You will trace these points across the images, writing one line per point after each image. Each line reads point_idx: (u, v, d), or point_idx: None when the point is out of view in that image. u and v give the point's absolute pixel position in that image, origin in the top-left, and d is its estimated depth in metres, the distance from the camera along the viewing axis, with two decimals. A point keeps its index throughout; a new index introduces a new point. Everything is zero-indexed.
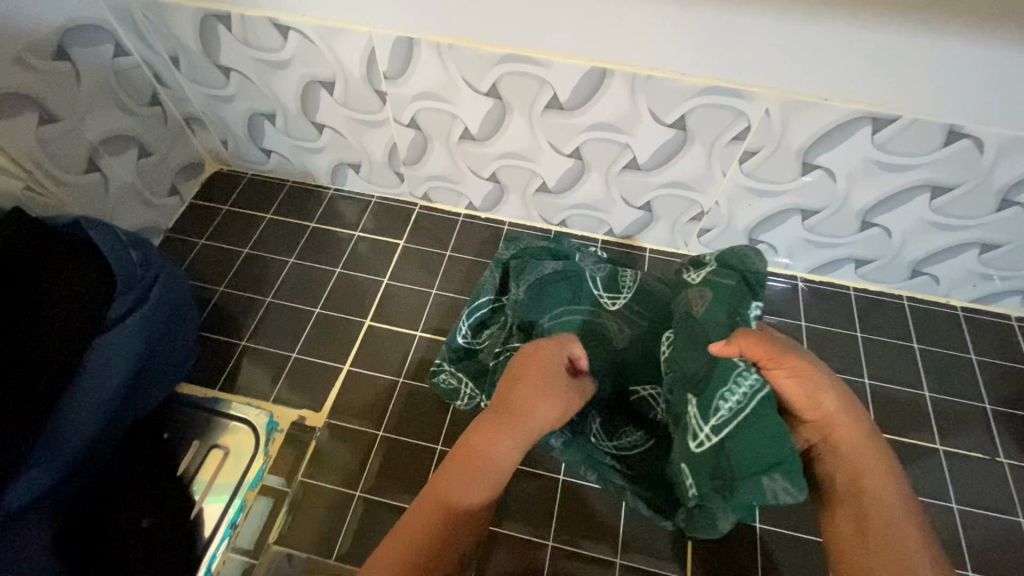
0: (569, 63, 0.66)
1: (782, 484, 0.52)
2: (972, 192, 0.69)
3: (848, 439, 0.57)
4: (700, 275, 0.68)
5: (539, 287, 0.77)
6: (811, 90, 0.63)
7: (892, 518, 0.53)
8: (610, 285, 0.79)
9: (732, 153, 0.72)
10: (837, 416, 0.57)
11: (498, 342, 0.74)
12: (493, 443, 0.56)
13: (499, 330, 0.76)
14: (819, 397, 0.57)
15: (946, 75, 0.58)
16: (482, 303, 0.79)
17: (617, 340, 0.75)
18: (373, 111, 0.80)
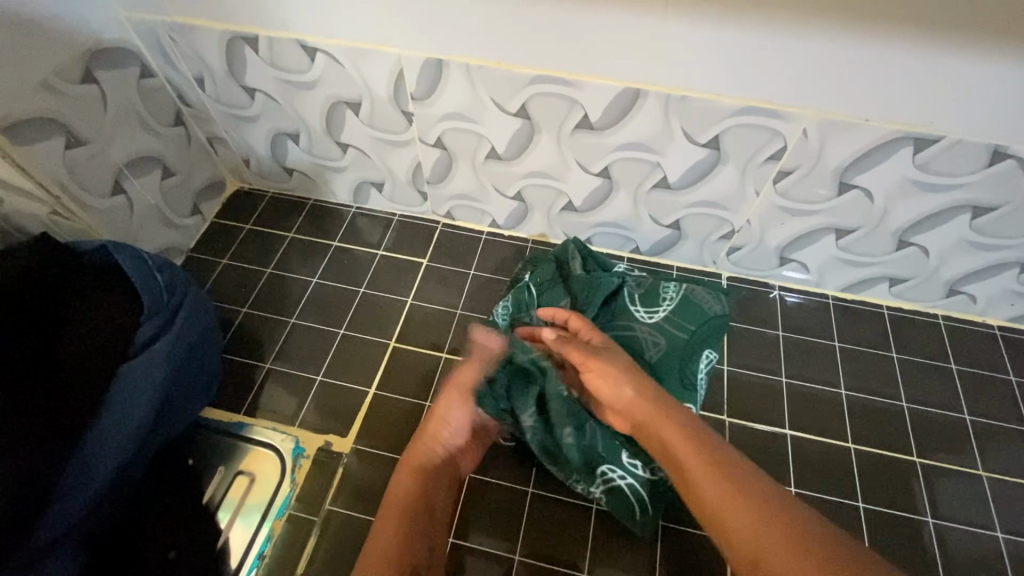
0: (602, 84, 0.66)
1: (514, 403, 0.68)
2: (1015, 213, 0.67)
3: (641, 414, 0.59)
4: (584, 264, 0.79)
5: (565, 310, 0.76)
6: (851, 111, 0.62)
7: (713, 489, 0.50)
8: (649, 299, 0.76)
9: (766, 173, 0.70)
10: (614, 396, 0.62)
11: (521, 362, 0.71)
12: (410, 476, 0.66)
13: None
14: (614, 390, 0.62)
15: (994, 97, 0.57)
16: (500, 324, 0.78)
17: (651, 353, 0.72)
18: (398, 131, 0.80)
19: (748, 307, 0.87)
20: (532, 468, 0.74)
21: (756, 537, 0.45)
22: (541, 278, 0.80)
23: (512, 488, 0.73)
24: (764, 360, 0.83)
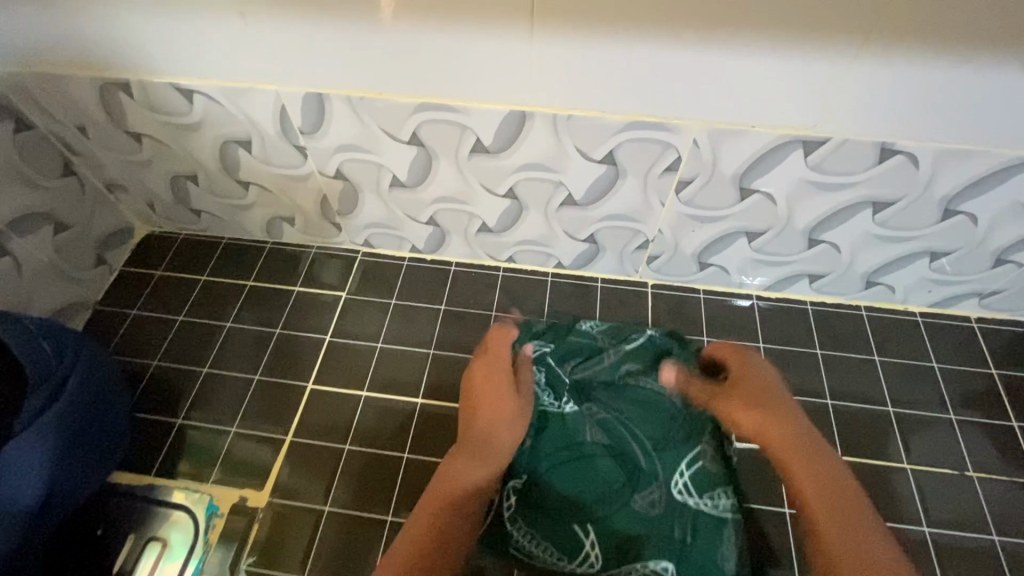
0: (487, 109, 0.64)
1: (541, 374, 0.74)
2: (913, 205, 0.67)
3: (774, 441, 0.64)
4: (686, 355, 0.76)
5: (639, 402, 0.72)
6: (735, 119, 0.61)
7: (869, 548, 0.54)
8: (701, 485, 0.67)
9: (667, 184, 0.69)
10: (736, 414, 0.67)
11: (584, 364, 0.75)
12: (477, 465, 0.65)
13: (585, 367, 0.75)
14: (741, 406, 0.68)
15: (873, 97, 0.56)
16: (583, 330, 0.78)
17: (641, 504, 0.66)
18: (296, 165, 0.77)
19: (674, 314, 0.86)
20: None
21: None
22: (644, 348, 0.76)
23: None
24: None
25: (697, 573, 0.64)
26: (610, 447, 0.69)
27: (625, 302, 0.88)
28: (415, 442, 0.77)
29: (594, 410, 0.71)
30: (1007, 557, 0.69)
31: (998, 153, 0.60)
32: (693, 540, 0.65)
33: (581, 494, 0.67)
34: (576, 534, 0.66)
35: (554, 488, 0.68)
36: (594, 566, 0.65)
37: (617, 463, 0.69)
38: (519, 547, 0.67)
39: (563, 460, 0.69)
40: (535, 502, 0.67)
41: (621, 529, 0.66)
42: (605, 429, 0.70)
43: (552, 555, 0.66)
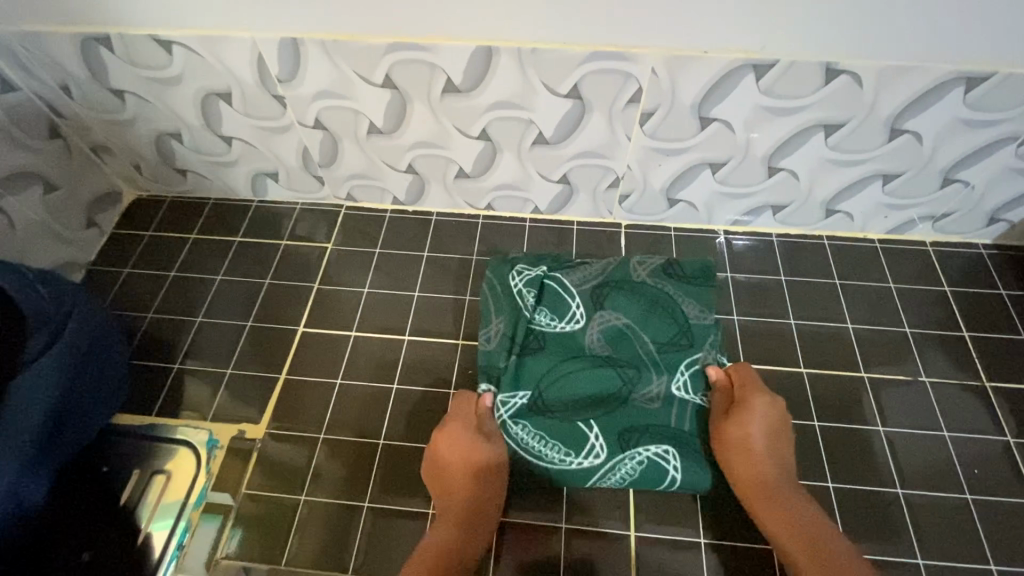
0: (454, 45, 0.67)
1: (555, 288, 0.81)
2: (862, 125, 0.71)
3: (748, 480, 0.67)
4: (687, 288, 0.81)
5: (648, 306, 0.79)
6: (689, 45, 0.65)
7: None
8: (701, 384, 0.75)
9: (631, 116, 0.73)
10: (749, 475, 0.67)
11: (595, 281, 0.82)
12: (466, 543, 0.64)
13: (595, 281, 0.82)
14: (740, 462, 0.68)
15: (812, 16, 0.60)
16: (597, 268, 0.83)
17: (641, 397, 0.74)
18: (275, 117, 0.79)
19: (648, 249, 0.90)
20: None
21: None
22: (653, 272, 0.82)
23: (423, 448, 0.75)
24: None
25: (694, 457, 0.70)
26: (612, 353, 0.76)
27: (600, 241, 0.91)
28: (403, 377, 0.81)
29: (600, 317, 0.79)
30: (957, 451, 0.73)
31: (934, 68, 0.64)
32: (691, 429, 0.72)
33: (585, 395, 0.74)
34: (580, 430, 0.71)
35: (559, 392, 0.74)
36: (598, 456, 0.70)
37: (619, 364, 0.76)
38: (527, 449, 0.71)
39: (569, 367, 0.75)
40: (540, 407, 0.73)
41: (622, 421, 0.72)
42: (608, 334, 0.78)
43: (559, 452, 0.71)
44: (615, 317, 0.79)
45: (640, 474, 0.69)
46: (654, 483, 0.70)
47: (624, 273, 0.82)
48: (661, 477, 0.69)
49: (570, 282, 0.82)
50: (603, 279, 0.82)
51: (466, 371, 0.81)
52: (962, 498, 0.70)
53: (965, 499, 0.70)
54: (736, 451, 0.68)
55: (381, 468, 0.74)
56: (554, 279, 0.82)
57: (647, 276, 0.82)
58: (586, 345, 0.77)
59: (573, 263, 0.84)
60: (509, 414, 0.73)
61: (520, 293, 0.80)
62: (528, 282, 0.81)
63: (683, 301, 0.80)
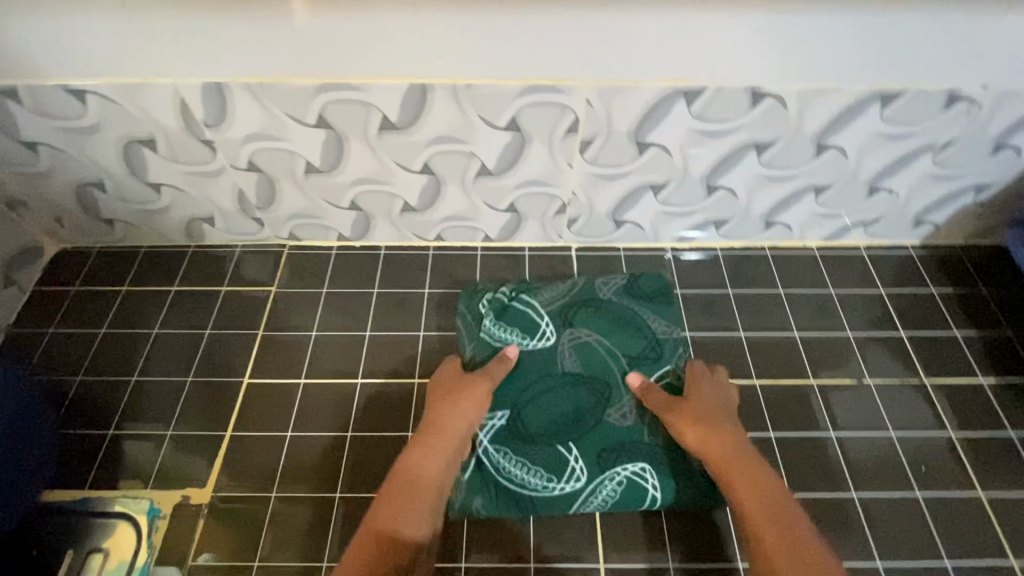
0: (386, 84, 0.66)
1: (527, 310, 0.83)
2: (791, 143, 0.73)
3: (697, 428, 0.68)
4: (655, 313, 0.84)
5: (615, 323, 0.82)
6: (619, 75, 0.66)
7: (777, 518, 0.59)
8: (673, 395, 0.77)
9: (571, 146, 0.73)
10: (710, 436, 0.67)
11: (565, 303, 0.84)
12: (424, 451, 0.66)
13: (565, 304, 0.84)
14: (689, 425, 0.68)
15: (731, 44, 0.63)
16: (568, 291, 0.85)
17: (615, 413, 0.75)
18: (205, 161, 0.76)
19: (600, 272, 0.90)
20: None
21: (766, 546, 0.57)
22: (620, 294, 0.85)
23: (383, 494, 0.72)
24: None
25: (671, 472, 0.71)
26: (583, 370, 0.78)
27: (552, 266, 0.91)
28: (357, 422, 0.78)
29: (569, 334, 0.81)
30: (903, 449, 0.76)
31: (850, 87, 0.67)
32: (665, 442, 0.73)
33: (560, 415, 0.75)
34: (560, 454, 0.72)
35: (535, 412, 0.75)
36: (580, 479, 0.70)
37: (593, 382, 0.77)
38: (509, 475, 0.71)
39: (541, 384, 0.76)
40: (518, 429, 0.74)
41: (600, 440, 0.73)
42: (578, 351, 0.79)
43: (541, 478, 0.71)
44: (584, 333, 0.81)
45: (619, 496, 0.70)
46: (639, 502, 0.70)
47: (591, 295, 0.85)
48: (642, 497, 0.70)
49: (538, 304, 0.84)
50: (573, 302, 0.84)
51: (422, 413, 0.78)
52: (910, 495, 0.73)
53: (914, 495, 0.73)
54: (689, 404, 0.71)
55: (339, 521, 0.70)
56: (524, 302, 0.84)
57: (613, 295, 0.85)
58: (558, 364, 0.78)
59: (539, 285, 0.86)
60: (488, 437, 0.73)
61: (489, 316, 0.82)
62: (494, 303, 0.83)
63: (649, 318, 0.83)
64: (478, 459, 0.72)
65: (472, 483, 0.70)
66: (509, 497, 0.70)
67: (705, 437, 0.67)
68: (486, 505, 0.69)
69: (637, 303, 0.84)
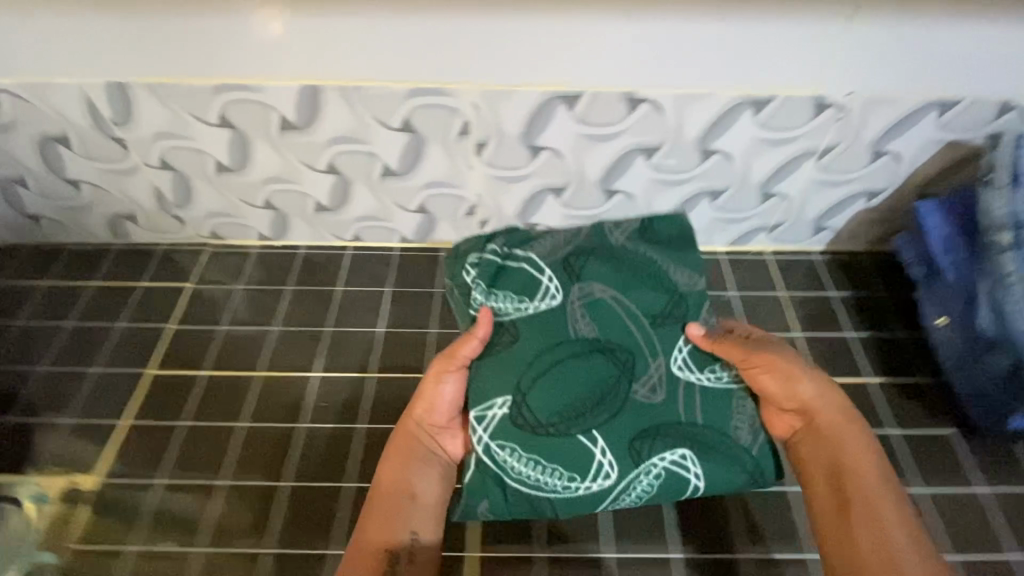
0: (277, 86, 0.70)
1: (528, 271, 0.72)
2: (676, 148, 0.76)
3: (824, 410, 0.65)
4: (678, 261, 0.74)
5: (629, 273, 0.72)
6: (498, 80, 0.69)
7: (886, 508, 0.59)
8: (702, 360, 0.69)
9: (466, 147, 0.77)
10: (824, 402, 0.66)
11: (568, 251, 0.73)
12: (392, 466, 0.66)
13: (570, 254, 0.73)
14: (798, 388, 0.66)
15: (600, 52, 0.67)
16: (575, 241, 0.74)
17: (640, 388, 0.67)
18: (119, 159, 0.79)
19: None
20: (283, 466, 0.74)
21: (894, 532, 0.57)
22: (634, 241, 0.75)
23: (263, 480, 0.73)
24: None
25: (712, 455, 0.65)
26: (600, 335, 0.68)
27: None
28: (252, 411, 0.78)
29: (578, 289, 0.70)
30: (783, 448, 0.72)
31: (723, 94, 0.70)
32: (703, 420, 0.66)
33: (577, 395, 0.66)
34: (583, 447, 0.64)
35: (545, 397, 0.65)
36: (608, 477, 0.64)
37: (613, 351, 0.68)
38: (520, 477, 0.64)
39: (551, 359, 0.67)
40: (526, 421, 0.65)
41: (627, 424, 0.65)
42: (590, 309, 0.69)
43: (559, 478, 0.64)
44: (597, 289, 0.70)
45: (657, 488, 0.64)
46: (675, 491, 0.65)
47: (597, 243, 0.74)
48: (683, 485, 0.64)
49: (536, 256, 0.73)
50: (580, 251, 0.73)
51: (317, 403, 0.79)
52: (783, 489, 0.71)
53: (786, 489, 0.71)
54: (778, 381, 0.66)
55: (219, 509, 0.71)
56: (520, 258, 0.73)
57: (625, 240, 0.75)
58: (570, 329, 0.68)
59: (533, 237, 0.75)
60: (489, 433, 0.65)
61: (483, 284, 0.71)
62: (484, 269, 0.72)
63: (670, 266, 0.73)
64: (480, 457, 0.65)
65: (474, 488, 0.64)
66: (523, 499, 0.64)
67: (829, 401, 0.66)
68: (493, 508, 0.64)
69: (654, 248, 0.74)
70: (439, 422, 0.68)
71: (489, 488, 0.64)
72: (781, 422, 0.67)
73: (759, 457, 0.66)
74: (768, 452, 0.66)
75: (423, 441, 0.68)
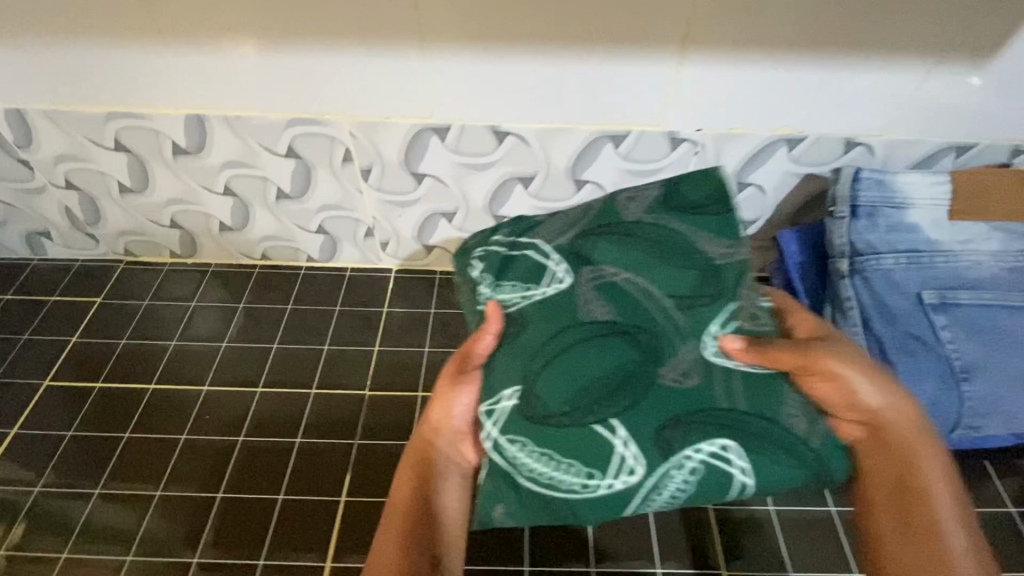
0: (164, 114, 0.76)
1: (534, 259, 0.64)
2: (549, 178, 0.80)
3: (887, 420, 0.54)
4: (715, 228, 0.62)
5: (653, 247, 0.61)
6: (369, 112, 0.75)
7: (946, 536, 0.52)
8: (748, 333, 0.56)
9: (352, 173, 0.81)
10: (890, 411, 0.55)
11: (578, 231, 0.65)
12: (407, 479, 0.59)
13: (576, 236, 0.64)
14: (859, 395, 0.54)
15: (460, 89, 0.72)
16: (591, 219, 0.66)
17: (671, 373, 0.54)
18: (27, 179, 0.85)
19: (410, 295, 0.93)
20: (159, 475, 0.75)
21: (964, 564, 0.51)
22: (655, 211, 0.65)
23: (138, 492, 0.74)
24: (412, 336, 0.89)
25: (766, 445, 0.51)
26: (619, 316, 0.57)
27: (368, 286, 0.95)
28: (137, 423, 0.80)
29: (589, 270, 0.60)
30: None
31: (580, 129, 0.75)
32: (747, 406, 0.52)
33: (591, 380, 0.54)
34: (602, 438, 0.51)
35: (554, 383, 0.54)
36: (633, 472, 0.51)
37: (634, 331, 0.56)
38: (533, 475, 0.52)
39: (561, 343, 0.56)
40: (536, 411, 0.53)
41: (655, 412, 0.52)
42: (603, 290, 0.59)
43: (577, 475, 0.51)
44: (610, 270, 0.60)
45: (693, 486, 0.51)
46: (714, 494, 0.52)
47: (605, 219, 0.66)
48: (725, 483, 0.51)
49: (542, 241, 0.66)
50: (595, 229, 0.64)
51: (201, 417, 0.81)
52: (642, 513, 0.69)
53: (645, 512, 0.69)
54: (840, 389, 0.54)
55: (88, 518, 0.72)
56: (525, 246, 0.66)
57: (642, 213, 0.65)
58: (579, 308, 0.58)
59: (539, 221, 0.71)
60: (498, 428, 0.53)
61: (487, 279, 0.65)
62: (490, 263, 0.67)
63: (697, 237, 0.62)
64: (490, 458, 0.53)
65: (486, 488, 0.53)
66: (540, 503, 0.52)
67: (899, 411, 0.55)
68: (510, 512, 0.52)
69: (682, 217, 0.64)
70: (458, 433, 0.59)
71: (500, 489, 0.53)
72: (849, 429, 0.53)
73: (821, 451, 0.51)
74: (831, 445, 0.52)
75: (439, 454, 0.59)
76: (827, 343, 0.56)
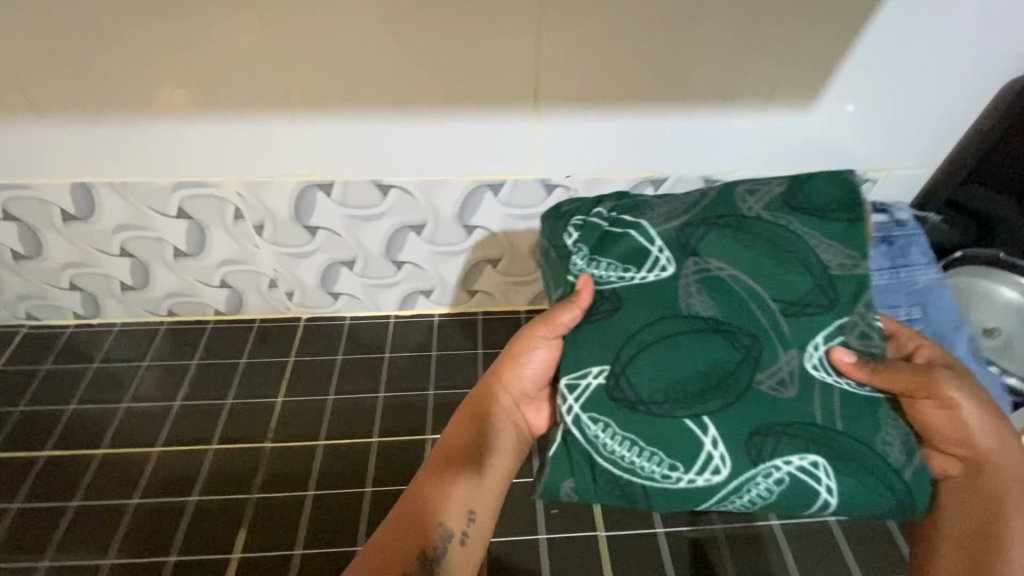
0: (52, 184, 0.78)
1: (634, 241, 0.58)
2: (438, 224, 0.85)
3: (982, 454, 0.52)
4: (820, 240, 0.56)
5: (777, 249, 0.56)
6: (253, 172, 0.78)
7: None
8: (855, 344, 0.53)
9: (246, 230, 0.84)
10: (997, 454, 0.52)
11: (691, 222, 0.58)
12: (462, 424, 0.61)
13: (702, 226, 0.58)
14: (970, 428, 0.51)
15: (337, 149, 0.77)
16: (701, 204, 0.60)
17: (767, 376, 0.52)
18: None
19: (321, 341, 0.95)
20: (49, 543, 0.74)
21: None
22: (766, 207, 0.58)
23: (26, 562, 0.72)
24: (319, 383, 0.91)
25: (856, 468, 0.50)
26: (722, 314, 0.54)
27: (278, 335, 0.96)
28: (30, 492, 0.79)
29: (694, 260, 0.56)
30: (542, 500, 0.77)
31: (458, 180, 0.80)
32: (845, 428, 0.51)
33: (686, 377, 0.52)
34: (694, 437, 0.51)
35: (652, 370, 0.52)
36: (719, 473, 0.50)
37: (732, 331, 0.54)
38: (612, 457, 0.52)
39: (668, 333, 0.53)
40: (627, 397, 0.52)
41: (745, 417, 0.51)
42: (710, 286, 0.55)
43: (660, 465, 0.51)
44: (715, 263, 0.56)
45: (777, 495, 0.51)
46: (797, 505, 0.51)
47: (723, 205, 0.59)
48: (811, 497, 0.50)
49: (649, 220, 0.60)
50: (687, 225, 0.58)
51: (97, 480, 0.80)
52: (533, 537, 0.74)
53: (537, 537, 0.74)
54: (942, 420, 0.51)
55: None
56: (628, 224, 0.60)
57: (761, 209, 0.58)
58: (678, 309, 0.54)
59: (637, 200, 0.64)
60: (581, 404, 0.53)
61: (580, 250, 0.60)
62: (588, 232, 0.61)
63: (816, 241, 0.56)
64: (568, 432, 0.53)
65: (558, 463, 0.53)
66: (613, 483, 0.52)
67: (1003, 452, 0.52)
68: (577, 489, 0.53)
69: (794, 215, 0.58)
70: (529, 390, 0.61)
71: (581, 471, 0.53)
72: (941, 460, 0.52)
73: (911, 483, 0.50)
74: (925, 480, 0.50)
75: (508, 407, 0.61)
76: (962, 377, 0.53)
